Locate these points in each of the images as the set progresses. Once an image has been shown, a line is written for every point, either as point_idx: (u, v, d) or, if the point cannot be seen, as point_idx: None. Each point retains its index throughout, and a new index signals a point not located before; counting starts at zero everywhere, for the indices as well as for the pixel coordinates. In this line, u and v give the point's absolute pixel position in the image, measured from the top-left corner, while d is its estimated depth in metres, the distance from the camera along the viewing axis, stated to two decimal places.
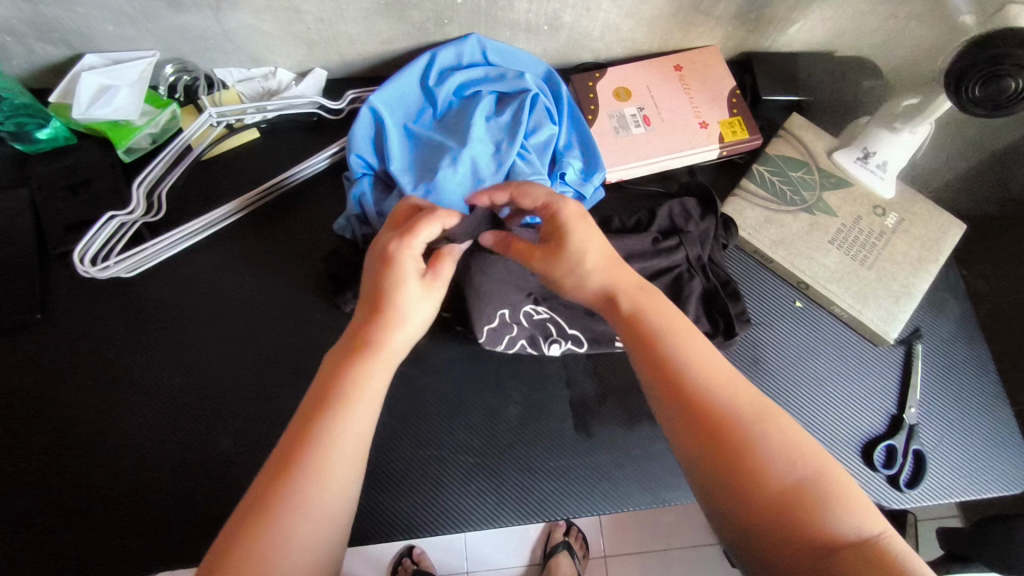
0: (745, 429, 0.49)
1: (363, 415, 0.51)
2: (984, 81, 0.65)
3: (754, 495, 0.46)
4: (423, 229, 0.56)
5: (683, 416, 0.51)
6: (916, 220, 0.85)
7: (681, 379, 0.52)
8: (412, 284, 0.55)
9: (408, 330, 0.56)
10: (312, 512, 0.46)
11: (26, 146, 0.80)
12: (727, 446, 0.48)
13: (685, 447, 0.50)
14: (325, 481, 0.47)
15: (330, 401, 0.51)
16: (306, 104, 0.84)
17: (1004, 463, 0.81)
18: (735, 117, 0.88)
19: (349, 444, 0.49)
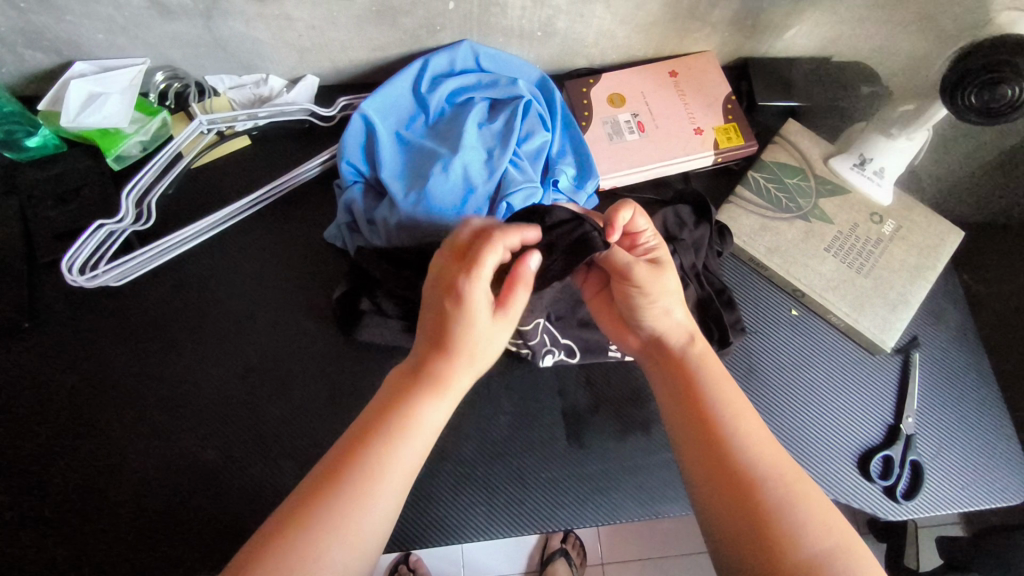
0: (776, 494, 0.50)
1: (413, 445, 0.51)
2: (980, 88, 0.64)
3: (782, 557, 0.47)
4: (488, 258, 0.52)
5: (715, 467, 0.52)
6: (914, 227, 0.85)
7: (719, 424, 0.54)
8: (481, 320, 0.53)
9: (474, 364, 0.54)
10: (349, 532, 0.47)
11: (15, 155, 0.79)
12: (759, 508, 0.49)
13: (716, 500, 0.51)
14: (366, 502, 0.48)
15: (385, 420, 0.51)
16: (298, 111, 0.83)
17: (1006, 473, 0.80)
18: (730, 123, 0.87)
19: (396, 471, 0.49)
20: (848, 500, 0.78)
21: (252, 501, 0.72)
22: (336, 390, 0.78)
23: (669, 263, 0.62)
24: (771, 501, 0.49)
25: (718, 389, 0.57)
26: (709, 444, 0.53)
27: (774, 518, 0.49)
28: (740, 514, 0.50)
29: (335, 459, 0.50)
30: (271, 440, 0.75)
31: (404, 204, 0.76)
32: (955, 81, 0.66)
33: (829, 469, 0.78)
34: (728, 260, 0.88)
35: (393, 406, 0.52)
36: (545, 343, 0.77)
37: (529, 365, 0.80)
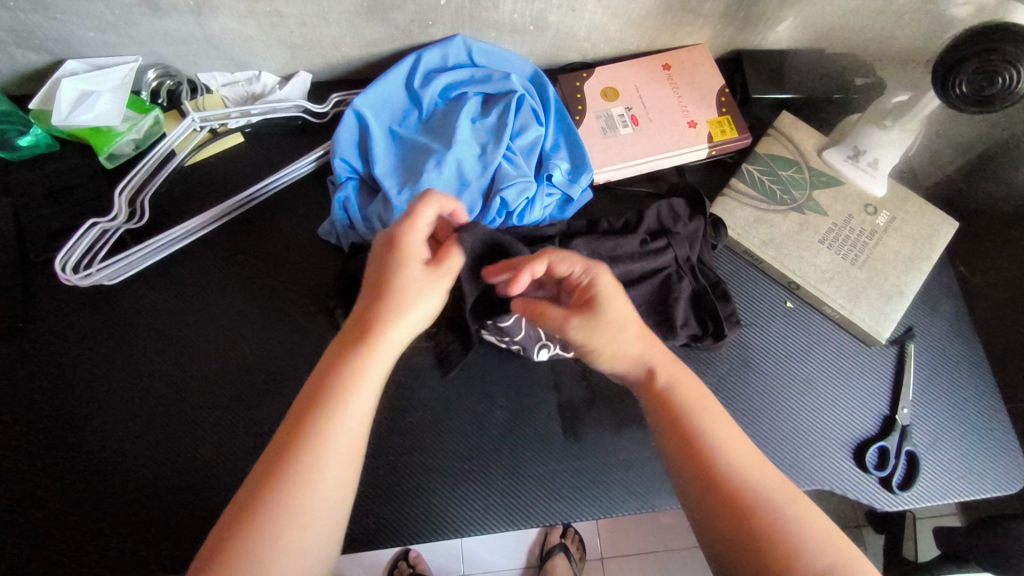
0: (776, 518, 0.50)
1: (359, 405, 0.52)
2: (972, 76, 0.64)
3: None
4: (422, 214, 0.58)
5: (710, 495, 0.52)
6: (908, 218, 0.85)
7: (707, 451, 0.53)
8: (414, 271, 0.57)
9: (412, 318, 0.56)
10: (302, 500, 0.48)
11: (8, 153, 0.79)
12: (761, 536, 0.49)
13: (718, 531, 0.51)
14: (316, 467, 0.49)
15: (332, 380, 0.52)
16: (290, 107, 0.83)
17: (1001, 464, 0.81)
18: (724, 116, 0.87)
19: (343, 433, 0.51)
20: (844, 491, 0.78)
21: None
22: None
23: (606, 292, 0.58)
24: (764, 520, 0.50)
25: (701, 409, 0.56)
26: (703, 474, 0.53)
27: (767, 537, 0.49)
28: (745, 548, 0.49)
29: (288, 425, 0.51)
30: (267, 437, 0.75)
31: (397, 200, 0.75)
32: (947, 70, 0.66)
33: (825, 461, 0.78)
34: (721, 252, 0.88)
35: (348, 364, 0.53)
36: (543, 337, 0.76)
37: (524, 360, 0.80)
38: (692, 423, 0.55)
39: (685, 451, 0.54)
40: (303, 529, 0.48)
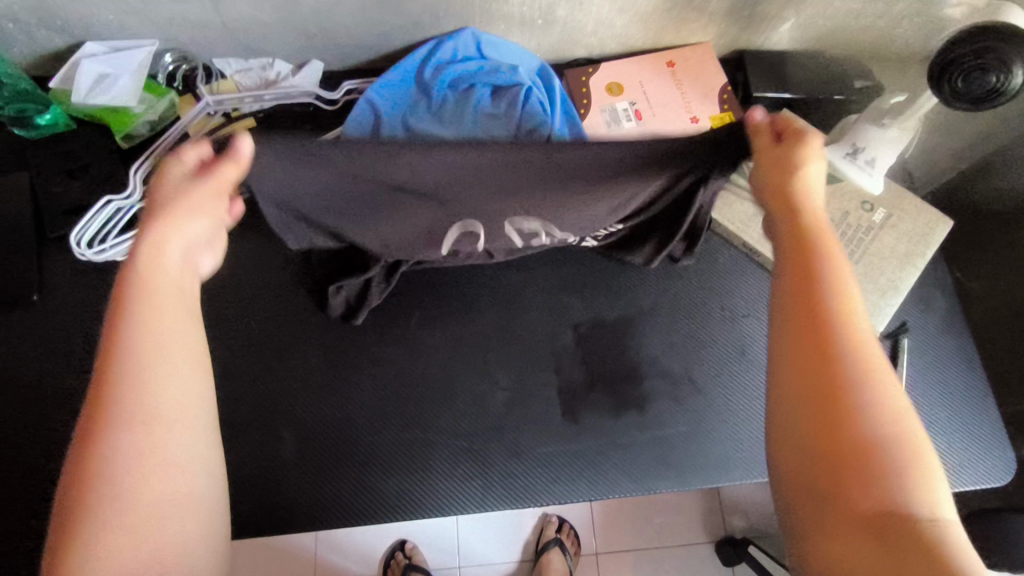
0: (848, 366, 0.44)
1: (164, 319, 0.47)
2: (966, 76, 0.66)
3: (839, 407, 0.44)
4: (171, 167, 0.53)
5: (797, 315, 0.47)
6: (904, 215, 0.86)
7: (818, 281, 0.48)
8: (171, 208, 0.51)
9: (182, 235, 0.51)
10: (136, 435, 0.43)
11: (27, 132, 0.82)
12: (828, 356, 0.45)
13: (792, 344, 0.47)
14: (138, 382, 0.44)
15: (122, 308, 0.47)
16: (302, 94, 0.86)
17: (989, 454, 0.82)
18: (726, 112, 0.89)
19: (148, 369, 0.45)
20: None
21: (256, 471, 0.74)
22: (335, 368, 0.79)
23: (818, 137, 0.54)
24: (901, 485, 0.41)
25: (844, 335, 0.46)
26: (810, 296, 0.48)
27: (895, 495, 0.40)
28: (812, 356, 0.46)
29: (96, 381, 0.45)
30: (274, 409, 0.77)
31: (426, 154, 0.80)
32: (945, 64, 0.67)
33: None
34: (704, 248, 0.88)
35: (119, 329, 0.46)
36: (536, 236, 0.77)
37: (526, 345, 0.82)
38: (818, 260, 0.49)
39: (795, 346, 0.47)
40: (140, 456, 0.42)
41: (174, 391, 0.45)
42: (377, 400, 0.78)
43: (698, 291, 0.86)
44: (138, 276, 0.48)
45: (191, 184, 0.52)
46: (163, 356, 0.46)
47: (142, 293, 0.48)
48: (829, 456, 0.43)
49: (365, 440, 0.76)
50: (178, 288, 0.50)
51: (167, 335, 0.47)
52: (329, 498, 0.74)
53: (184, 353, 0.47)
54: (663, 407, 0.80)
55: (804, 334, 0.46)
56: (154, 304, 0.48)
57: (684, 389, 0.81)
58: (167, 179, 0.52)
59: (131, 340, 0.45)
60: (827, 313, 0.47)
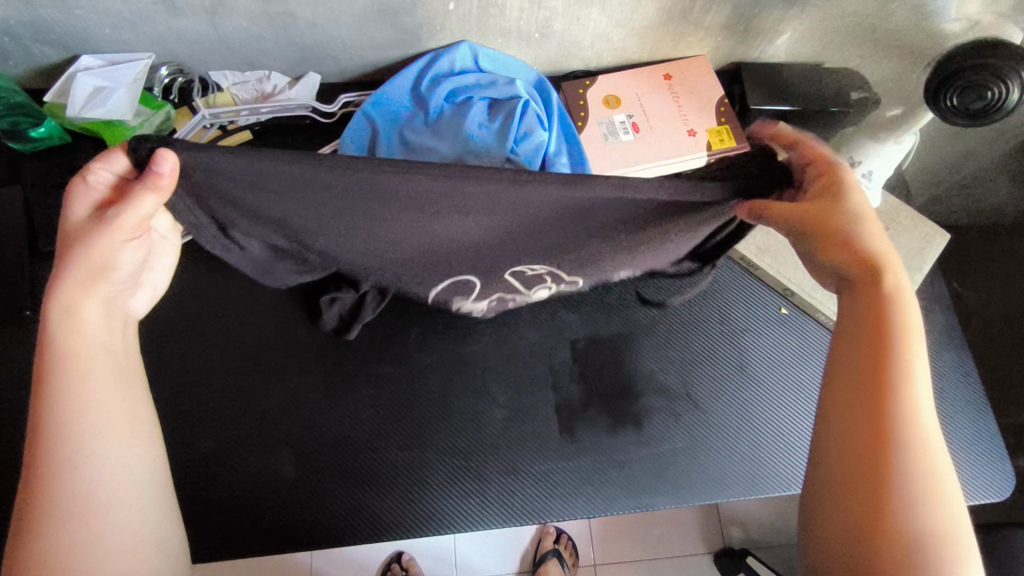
0: (891, 459, 0.47)
1: (98, 387, 0.51)
2: (962, 91, 0.66)
3: (879, 498, 0.47)
4: (75, 197, 0.50)
5: (846, 401, 0.50)
6: (901, 229, 0.86)
7: (872, 364, 0.49)
8: (76, 261, 0.50)
9: (107, 287, 0.52)
10: (79, 506, 0.47)
11: (21, 145, 0.81)
12: (875, 444, 0.47)
13: (839, 429, 0.50)
14: (76, 456, 0.48)
15: (49, 373, 0.49)
16: (298, 106, 0.86)
17: (987, 469, 0.82)
18: (724, 125, 0.88)
19: (79, 434, 0.49)
20: None
21: (252, 490, 0.73)
22: (332, 383, 0.79)
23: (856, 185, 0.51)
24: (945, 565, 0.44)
25: (893, 424, 0.47)
26: (865, 383, 0.49)
27: None
28: (858, 442, 0.48)
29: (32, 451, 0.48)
30: (270, 428, 0.76)
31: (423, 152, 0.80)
32: (941, 80, 0.67)
33: None
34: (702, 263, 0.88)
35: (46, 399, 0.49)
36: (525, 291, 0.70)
37: (523, 359, 0.81)
38: (881, 340, 0.49)
39: (842, 430, 0.50)
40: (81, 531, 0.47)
41: (112, 464, 0.50)
42: (374, 416, 0.77)
43: (698, 308, 0.86)
44: (66, 355, 0.50)
45: (96, 227, 0.50)
46: (90, 439, 0.49)
47: (70, 362, 0.50)
48: (858, 542, 0.47)
49: (362, 457, 0.75)
50: (101, 343, 0.52)
51: (98, 403, 0.50)
52: (326, 518, 0.73)
53: (111, 428, 0.50)
54: (662, 424, 0.79)
55: (854, 419, 0.49)
56: (80, 368, 0.50)
57: (682, 405, 0.81)
58: (75, 219, 0.50)
59: (55, 428, 0.48)
60: (876, 402, 0.48)
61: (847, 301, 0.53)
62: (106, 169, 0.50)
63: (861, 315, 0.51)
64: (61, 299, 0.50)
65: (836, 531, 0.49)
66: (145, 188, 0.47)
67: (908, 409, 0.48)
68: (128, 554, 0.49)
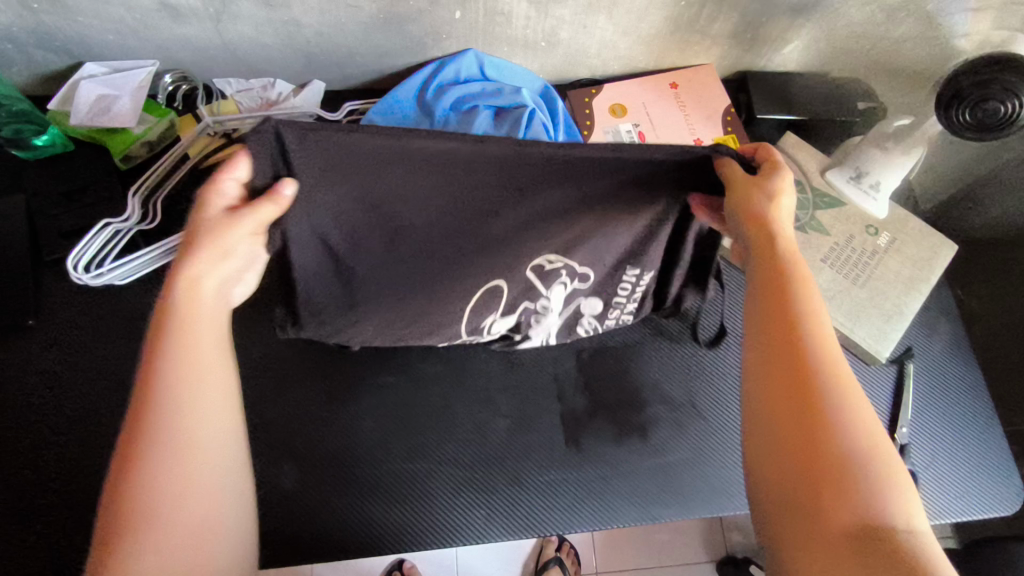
0: (815, 393, 0.46)
1: (207, 340, 0.50)
2: (973, 107, 0.66)
3: (813, 436, 0.45)
4: (214, 190, 0.51)
5: (766, 349, 0.49)
6: (909, 240, 0.86)
7: (784, 307, 0.50)
8: (203, 251, 0.50)
9: (217, 279, 0.52)
10: (183, 451, 0.46)
11: (25, 152, 0.80)
12: (797, 384, 0.47)
13: (761, 381, 0.49)
14: (187, 403, 0.47)
15: (165, 326, 0.48)
16: (304, 115, 0.82)
17: (994, 481, 0.81)
18: (729, 134, 0.88)
19: (194, 378, 0.48)
20: None
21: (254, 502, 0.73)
22: (336, 393, 0.78)
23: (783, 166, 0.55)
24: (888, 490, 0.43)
25: (810, 361, 0.47)
26: (780, 325, 0.50)
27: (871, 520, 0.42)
28: (782, 387, 0.47)
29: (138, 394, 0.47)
30: (273, 438, 0.76)
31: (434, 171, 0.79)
32: (952, 96, 0.67)
33: None
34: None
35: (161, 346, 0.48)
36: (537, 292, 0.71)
37: (528, 370, 0.81)
38: (788, 287, 0.51)
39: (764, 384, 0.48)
40: (185, 479, 0.45)
41: (216, 418, 0.49)
42: (377, 427, 0.77)
43: (705, 314, 0.86)
44: (177, 328, 0.49)
45: (231, 220, 0.51)
46: (201, 389, 0.48)
47: (188, 316, 0.49)
48: (805, 492, 0.44)
49: (365, 468, 0.75)
50: (212, 309, 0.51)
51: (208, 356, 0.49)
52: (328, 529, 0.72)
53: (220, 391, 0.49)
54: (667, 435, 0.79)
55: (779, 366, 0.48)
56: (194, 317, 0.50)
57: (688, 415, 0.80)
58: (205, 214, 0.51)
59: (170, 371, 0.47)
60: (793, 344, 0.48)
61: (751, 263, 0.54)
62: (233, 180, 0.52)
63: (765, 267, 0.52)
64: (183, 270, 0.50)
65: (781, 488, 0.45)
66: (267, 203, 0.51)
67: (823, 342, 0.48)
68: (212, 518, 0.47)
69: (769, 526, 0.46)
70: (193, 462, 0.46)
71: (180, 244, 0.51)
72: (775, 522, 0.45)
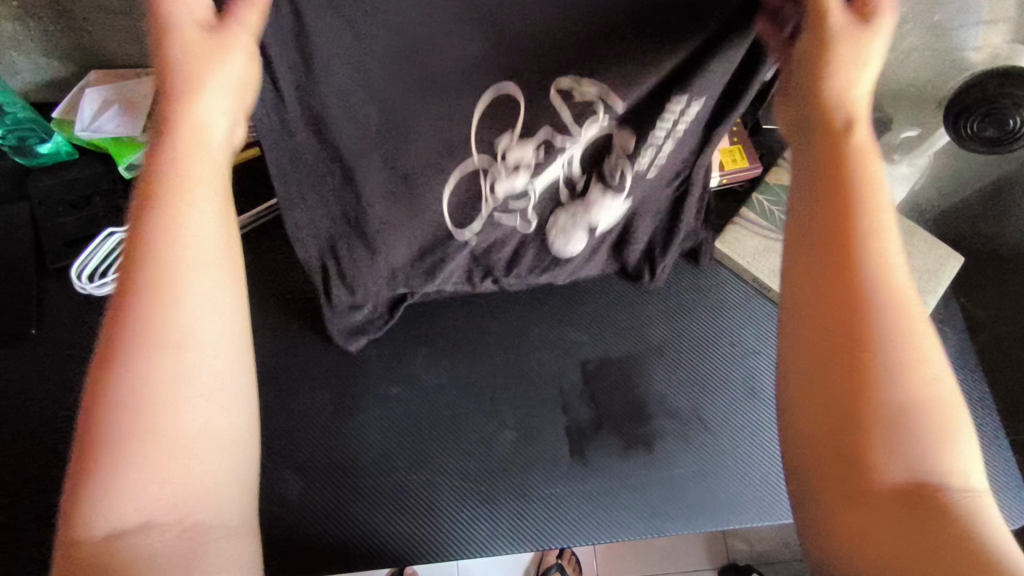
0: (870, 310, 0.42)
1: (185, 225, 0.43)
2: (983, 121, 0.66)
3: (859, 356, 0.42)
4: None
5: (823, 250, 0.45)
6: (915, 251, 0.86)
7: (853, 204, 0.44)
8: (208, 84, 0.46)
9: (197, 132, 0.46)
10: (168, 356, 0.41)
11: (27, 160, 0.81)
12: (847, 298, 0.43)
13: (808, 290, 0.45)
14: (166, 305, 0.41)
15: (139, 217, 0.43)
16: None
17: (1000, 495, 0.81)
18: (735, 144, 0.85)
19: (173, 262, 0.42)
20: None
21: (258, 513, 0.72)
22: (340, 404, 0.78)
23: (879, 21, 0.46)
24: (930, 427, 0.40)
25: (869, 267, 0.43)
26: (840, 226, 0.44)
27: (911, 458, 0.40)
28: (836, 293, 0.43)
29: (119, 286, 0.42)
30: (277, 449, 0.75)
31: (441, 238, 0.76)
32: (960, 110, 0.67)
33: None
34: (708, 285, 0.87)
35: (142, 234, 0.42)
36: (595, 116, 0.61)
37: (533, 381, 0.80)
38: (855, 179, 0.45)
39: (813, 290, 0.44)
40: (178, 386, 0.41)
41: (206, 315, 0.43)
42: (382, 437, 0.77)
43: (712, 326, 0.85)
44: (155, 247, 0.42)
45: (214, 44, 0.46)
46: (181, 290, 0.42)
47: (168, 190, 0.43)
48: (833, 425, 0.42)
49: (370, 479, 0.75)
50: (211, 178, 0.45)
51: (185, 242, 0.43)
52: (332, 541, 0.72)
53: (204, 287, 0.43)
54: (673, 446, 0.79)
55: (839, 274, 0.43)
56: (169, 198, 0.43)
57: (693, 427, 0.80)
58: (179, 33, 0.46)
59: (148, 268, 0.42)
60: (851, 249, 0.44)
61: (809, 152, 0.47)
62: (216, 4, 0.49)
63: (824, 179, 0.46)
64: (174, 118, 0.45)
65: (813, 410, 0.43)
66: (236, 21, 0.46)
67: (883, 239, 0.44)
68: (211, 431, 0.42)
69: (797, 442, 0.44)
70: (184, 371, 0.41)
71: (159, 101, 0.46)
72: (795, 447, 0.44)
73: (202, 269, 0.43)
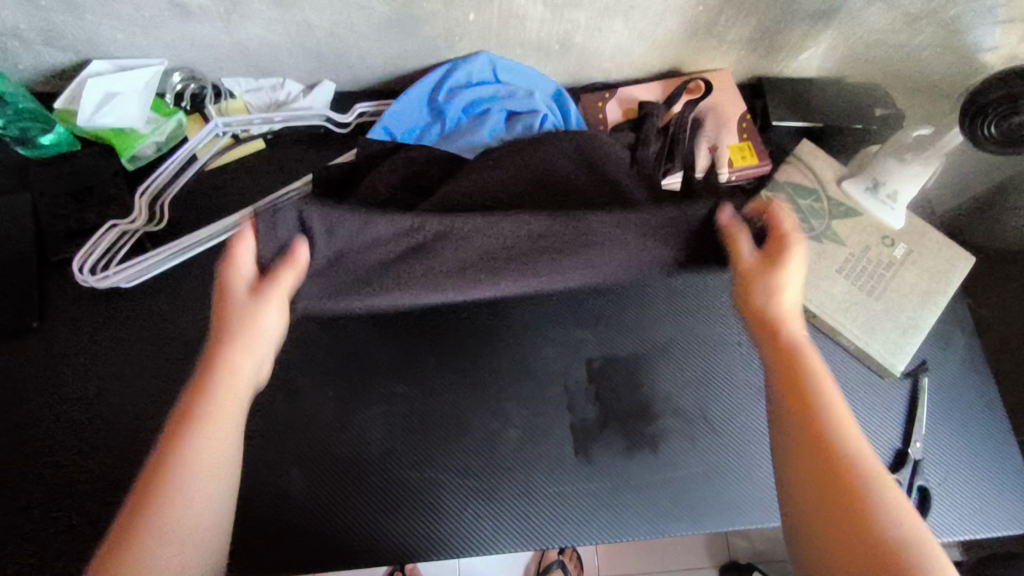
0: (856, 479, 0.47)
1: (220, 430, 0.51)
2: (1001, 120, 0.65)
3: (848, 512, 0.46)
4: (239, 255, 0.61)
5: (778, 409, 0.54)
6: (925, 252, 0.84)
7: (802, 375, 0.54)
8: (237, 291, 0.59)
9: (255, 356, 0.56)
10: (173, 528, 0.45)
11: (29, 151, 0.80)
12: (831, 463, 0.48)
13: (798, 469, 0.49)
14: (185, 487, 0.47)
15: (187, 414, 0.50)
16: (313, 116, 0.83)
17: (1007, 498, 0.80)
18: (746, 141, 0.87)
19: (208, 453, 0.49)
20: None
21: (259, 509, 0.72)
22: (342, 400, 0.77)
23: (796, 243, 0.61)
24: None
25: (833, 432, 0.50)
26: (801, 405, 0.52)
27: None
28: (829, 502, 0.47)
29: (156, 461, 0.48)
30: (278, 445, 0.75)
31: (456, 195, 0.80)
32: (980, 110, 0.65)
33: None
34: (722, 282, 0.85)
35: (181, 428, 0.49)
36: None
37: (537, 379, 0.80)
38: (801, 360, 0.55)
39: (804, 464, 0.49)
40: (180, 555, 0.45)
41: (204, 517, 0.47)
42: (385, 434, 0.76)
43: (719, 325, 0.84)
44: (208, 416, 0.51)
45: (259, 302, 0.58)
46: (201, 481, 0.48)
47: (206, 413, 0.51)
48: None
49: (373, 477, 0.74)
50: (236, 407, 0.53)
51: (232, 424, 0.52)
52: (333, 539, 0.72)
53: (230, 461, 0.50)
54: (678, 446, 0.78)
55: (808, 442, 0.50)
56: (220, 400, 0.52)
57: (699, 428, 0.79)
58: (236, 293, 0.59)
59: (174, 460, 0.48)
60: (808, 408, 0.52)
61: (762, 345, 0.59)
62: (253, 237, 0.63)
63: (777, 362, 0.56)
64: (220, 360, 0.55)
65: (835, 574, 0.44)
66: None
67: (833, 406, 0.51)
68: None
69: None
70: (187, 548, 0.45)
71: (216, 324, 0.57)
72: None
73: (213, 457, 0.49)
